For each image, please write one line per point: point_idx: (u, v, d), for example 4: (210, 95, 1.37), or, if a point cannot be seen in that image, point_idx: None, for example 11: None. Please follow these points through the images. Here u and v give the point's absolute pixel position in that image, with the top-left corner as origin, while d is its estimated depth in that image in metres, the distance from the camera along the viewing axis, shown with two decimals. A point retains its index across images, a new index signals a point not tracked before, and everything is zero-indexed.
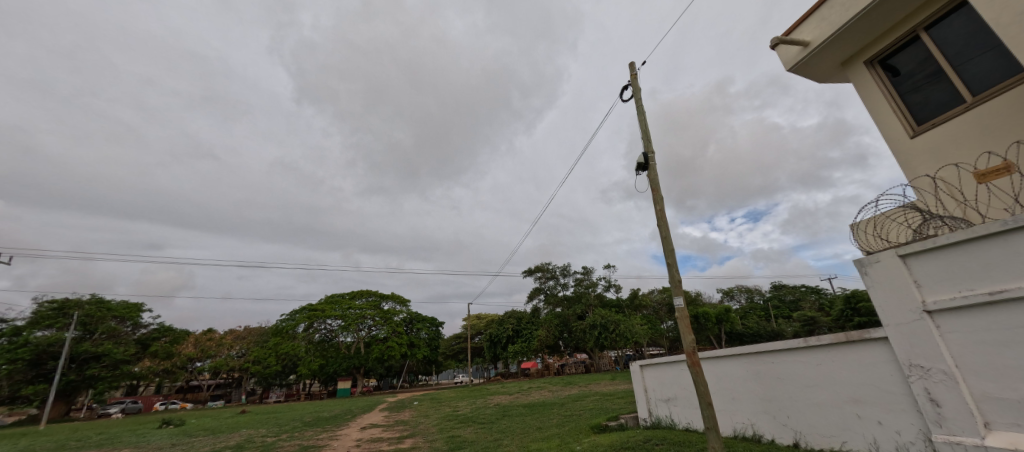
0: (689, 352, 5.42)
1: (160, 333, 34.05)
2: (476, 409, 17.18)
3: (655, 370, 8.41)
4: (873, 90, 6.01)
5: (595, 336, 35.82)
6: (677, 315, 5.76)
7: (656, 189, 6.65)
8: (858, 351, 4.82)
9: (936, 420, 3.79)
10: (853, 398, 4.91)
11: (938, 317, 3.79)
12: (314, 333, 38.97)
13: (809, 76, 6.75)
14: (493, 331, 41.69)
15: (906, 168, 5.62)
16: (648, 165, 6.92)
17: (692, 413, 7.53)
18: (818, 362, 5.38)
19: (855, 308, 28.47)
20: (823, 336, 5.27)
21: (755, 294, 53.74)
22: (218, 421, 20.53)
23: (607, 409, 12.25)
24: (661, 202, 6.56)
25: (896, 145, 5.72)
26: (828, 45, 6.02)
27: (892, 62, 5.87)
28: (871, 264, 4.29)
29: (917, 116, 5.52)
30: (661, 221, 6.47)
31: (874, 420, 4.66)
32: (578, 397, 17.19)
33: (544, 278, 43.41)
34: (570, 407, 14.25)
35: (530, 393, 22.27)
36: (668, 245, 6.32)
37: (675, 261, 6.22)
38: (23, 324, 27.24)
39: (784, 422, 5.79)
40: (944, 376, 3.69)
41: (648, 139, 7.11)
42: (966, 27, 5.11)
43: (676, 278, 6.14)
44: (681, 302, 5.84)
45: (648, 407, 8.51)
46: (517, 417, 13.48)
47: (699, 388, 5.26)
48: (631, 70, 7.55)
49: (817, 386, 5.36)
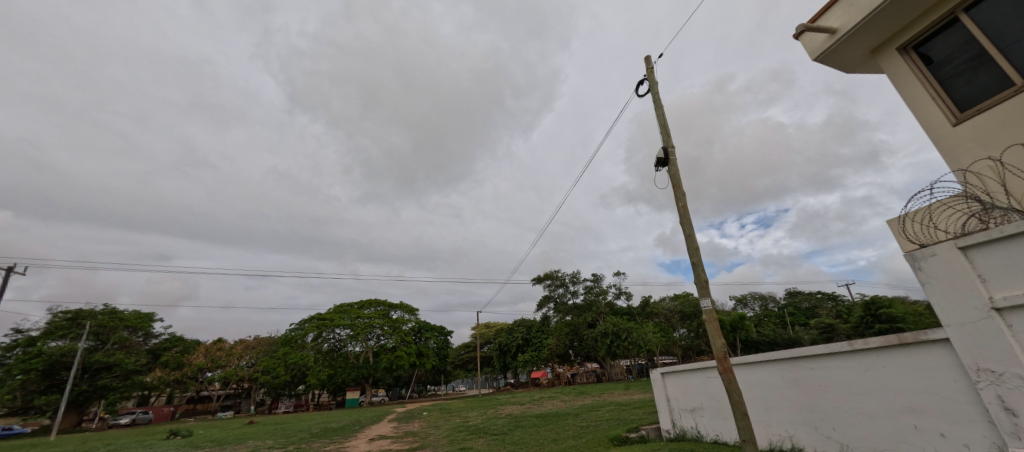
0: (720, 358, 5.15)
1: (171, 343, 34.29)
2: (487, 420, 16.90)
3: (679, 378, 8.18)
4: (908, 77, 5.61)
5: (607, 344, 35.24)
6: (706, 318, 5.53)
7: (678, 185, 6.46)
8: (915, 355, 4.53)
9: (1014, 431, 3.49)
10: (910, 407, 4.60)
11: (1008, 315, 3.52)
12: (323, 342, 38.96)
13: (836, 65, 6.37)
14: (503, 340, 41.26)
15: (952, 159, 5.11)
16: (668, 161, 6.72)
17: (721, 424, 7.18)
18: (867, 368, 5.08)
19: (875, 315, 27.46)
20: (872, 339, 4.97)
21: (769, 302, 52.62)
22: (225, 432, 20.32)
23: (625, 420, 11.96)
24: (683, 199, 6.36)
25: (935, 133, 5.28)
26: (857, 31, 5.68)
27: (928, 47, 5.48)
28: (926, 258, 4.09)
29: (959, 104, 5.11)
30: (684, 218, 6.26)
31: (934, 432, 4.35)
32: (592, 407, 16.81)
33: (554, 285, 42.97)
34: (585, 417, 13.94)
35: (542, 403, 21.79)
36: (692, 243, 6.11)
37: (700, 260, 6.00)
38: (38, 334, 27.65)
39: (829, 435, 5.48)
40: (1020, 381, 3.41)
41: (667, 133, 6.93)
42: (1014, 6, 4.73)
43: (703, 279, 5.89)
44: (709, 305, 5.60)
45: (671, 418, 8.23)
46: (530, 429, 13.19)
47: (732, 396, 5.00)
48: (648, 64, 7.41)
49: (866, 394, 5.06)
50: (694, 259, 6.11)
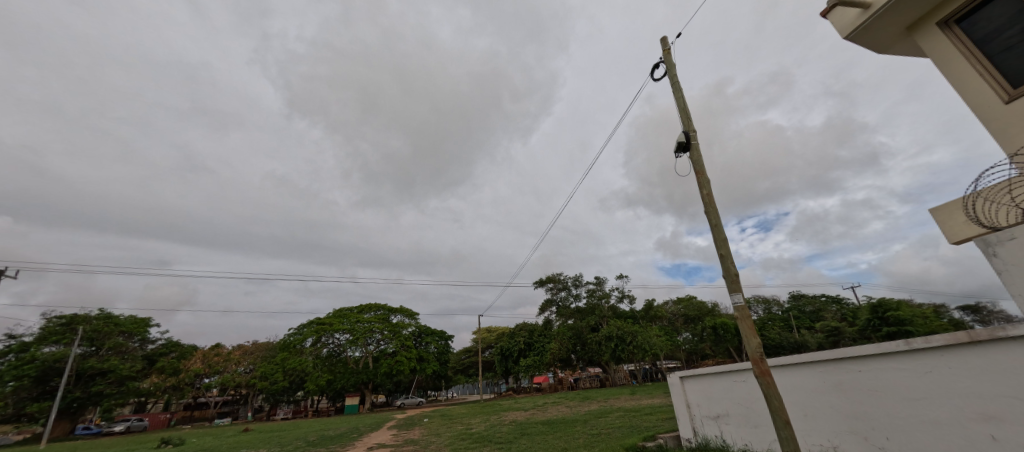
0: (756, 360, 4.79)
1: (167, 348, 33.99)
2: (491, 427, 16.56)
3: (699, 384, 7.94)
4: (948, 53, 5.20)
5: (611, 348, 34.92)
6: (737, 316, 5.09)
7: (701, 172, 5.87)
8: (988, 355, 4.16)
9: None
10: (983, 414, 4.23)
11: None
12: (322, 347, 38.58)
13: (868, 45, 6.01)
14: (505, 345, 40.89)
15: (1004, 140, 4.67)
16: (689, 145, 6.13)
17: (749, 432, 6.81)
18: (926, 369, 4.71)
19: (882, 317, 27.09)
20: (932, 337, 4.56)
21: (773, 305, 52.32)
22: (219, 440, 20.02)
23: (638, 427, 11.60)
24: (707, 186, 5.76)
25: (982, 112, 4.87)
26: (894, 5, 5.30)
27: (973, 19, 5.06)
28: (1002, 243, 3.56)
29: (1011, 79, 4.69)
30: (708, 207, 5.62)
31: (1016, 442, 3.97)
32: (600, 413, 16.48)
33: (556, 289, 42.69)
34: (594, 424, 13.61)
35: (545, 409, 21.43)
36: (718, 234, 5.49)
37: (728, 252, 5.35)
38: (32, 340, 27.35)
39: (881, 444, 5.09)
40: None
41: (687, 116, 6.37)
42: None
43: (732, 271, 5.25)
44: (741, 301, 5.15)
45: (693, 426, 7.96)
46: (537, 436, 12.85)
47: (771, 403, 4.62)
48: (664, 46, 7.09)
49: (926, 400, 4.67)
50: (721, 251, 5.45)
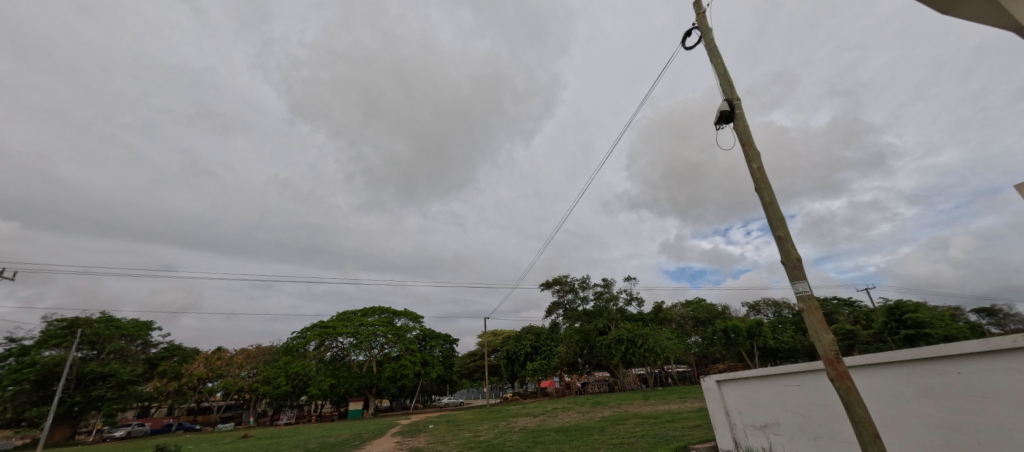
0: (830, 359, 3.85)
1: (169, 352, 33.86)
2: (501, 434, 16.11)
3: (739, 389, 7.63)
4: None
5: (621, 351, 34.34)
6: (803, 308, 4.21)
7: (748, 144, 5.08)
8: None
9: None
10: None
11: None
12: (325, 351, 38.17)
13: None
14: (511, 348, 40.37)
15: None
16: (734, 115, 5.36)
17: (798, 441, 6.33)
18: None
19: (900, 320, 26.45)
20: None
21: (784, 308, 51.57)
22: (220, 446, 19.83)
23: (662, 436, 11.09)
24: (756, 160, 4.99)
25: None
26: None
27: None
28: None
29: None
30: (759, 183, 4.83)
31: None
32: (615, 420, 16.00)
33: (563, 291, 42.21)
34: (612, 432, 13.10)
35: (556, 415, 20.89)
36: (773, 213, 4.65)
37: (787, 233, 4.55)
38: (32, 344, 27.25)
39: None
40: None
41: (728, 84, 5.58)
42: None
43: (793, 255, 4.42)
44: (806, 290, 4.28)
45: (737, 436, 7.61)
46: (553, 445, 12.35)
47: (854, 412, 3.66)
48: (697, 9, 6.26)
49: None
50: (778, 234, 4.63)
